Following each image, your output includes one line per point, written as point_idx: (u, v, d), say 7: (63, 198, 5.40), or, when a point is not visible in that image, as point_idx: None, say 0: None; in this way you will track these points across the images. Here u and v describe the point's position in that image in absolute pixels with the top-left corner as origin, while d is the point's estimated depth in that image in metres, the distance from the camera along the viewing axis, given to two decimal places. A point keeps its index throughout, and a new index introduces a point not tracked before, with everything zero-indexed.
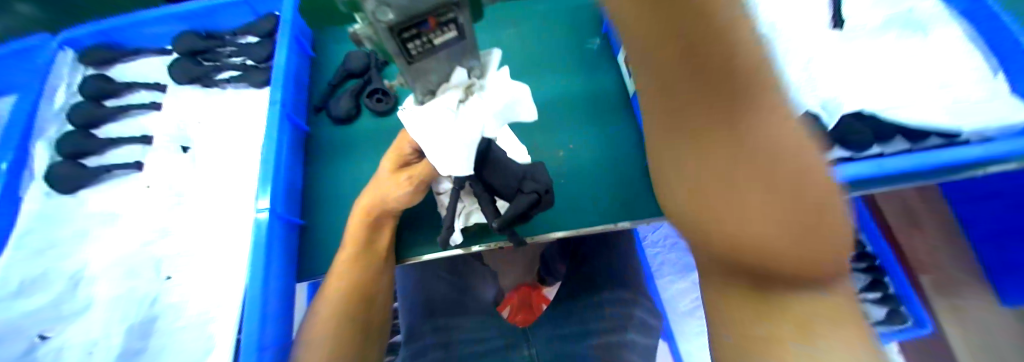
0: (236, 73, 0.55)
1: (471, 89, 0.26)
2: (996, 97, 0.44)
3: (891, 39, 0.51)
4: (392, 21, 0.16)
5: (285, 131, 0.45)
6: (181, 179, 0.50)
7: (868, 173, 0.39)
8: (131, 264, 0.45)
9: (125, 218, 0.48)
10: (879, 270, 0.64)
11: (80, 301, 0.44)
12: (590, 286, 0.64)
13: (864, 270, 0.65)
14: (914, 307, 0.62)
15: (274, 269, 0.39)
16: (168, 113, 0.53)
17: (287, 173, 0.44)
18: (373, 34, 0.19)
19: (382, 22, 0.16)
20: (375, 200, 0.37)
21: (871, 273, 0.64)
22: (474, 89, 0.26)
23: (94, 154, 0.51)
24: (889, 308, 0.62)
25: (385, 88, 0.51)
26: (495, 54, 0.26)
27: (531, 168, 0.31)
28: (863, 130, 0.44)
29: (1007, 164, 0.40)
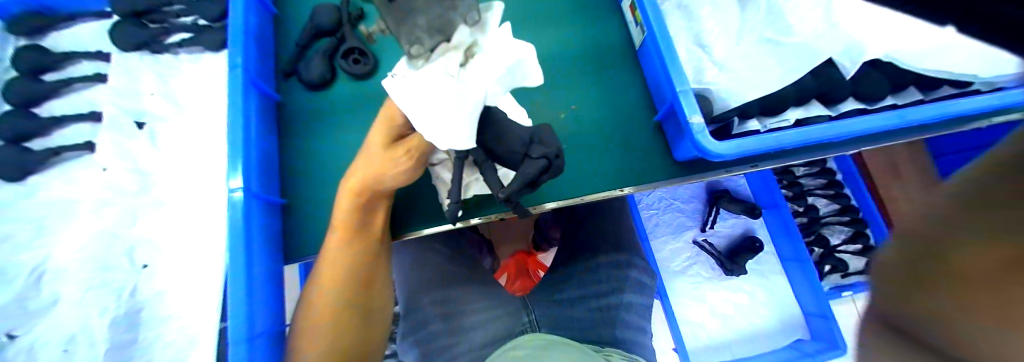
0: (188, 35, 0.48)
1: (471, 50, 0.24)
2: None
3: None
4: None
5: (251, 100, 0.40)
6: (142, 160, 0.45)
7: (823, 137, 0.35)
8: (102, 255, 0.42)
9: (85, 204, 0.43)
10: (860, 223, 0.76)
11: (46, 297, 0.40)
12: (588, 250, 0.62)
13: (847, 223, 0.77)
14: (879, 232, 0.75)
15: (258, 254, 0.36)
16: (113, 84, 0.46)
17: (260, 148, 0.40)
18: None
19: None
20: (366, 179, 0.32)
21: (853, 226, 0.77)
22: (474, 51, 0.24)
23: (38, 135, 0.45)
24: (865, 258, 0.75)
25: (363, 48, 0.46)
26: (497, 8, 0.23)
27: (539, 131, 0.27)
28: (882, 82, 0.39)
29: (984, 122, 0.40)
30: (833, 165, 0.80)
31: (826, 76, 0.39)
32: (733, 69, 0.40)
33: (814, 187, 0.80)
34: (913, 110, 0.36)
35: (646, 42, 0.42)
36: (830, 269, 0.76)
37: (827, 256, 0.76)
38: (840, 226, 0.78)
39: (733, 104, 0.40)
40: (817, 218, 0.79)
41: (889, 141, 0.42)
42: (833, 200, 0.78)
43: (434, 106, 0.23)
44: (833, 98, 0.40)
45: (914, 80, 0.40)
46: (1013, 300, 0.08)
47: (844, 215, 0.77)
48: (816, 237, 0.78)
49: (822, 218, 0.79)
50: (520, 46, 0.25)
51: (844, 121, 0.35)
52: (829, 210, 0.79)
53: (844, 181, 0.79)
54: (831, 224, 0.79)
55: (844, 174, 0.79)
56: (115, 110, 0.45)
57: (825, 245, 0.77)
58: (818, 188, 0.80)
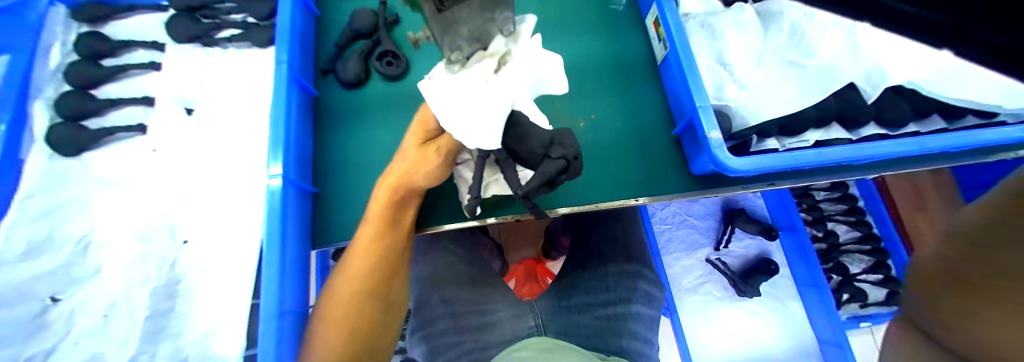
0: (237, 31, 0.51)
1: (505, 56, 0.26)
2: None
3: None
4: None
5: (294, 96, 0.43)
6: (188, 144, 0.48)
7: (847, 158, 0.36)
8: (147, 229, 0.45)
9: (129, 183, 0.47)
10: (882, 253, 0.75)
11: (89, 265, 0.43)
12: (595, 258, 0.63)
13: (867, 252, 0.76)
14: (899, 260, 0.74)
15: (291, 239, 0.39)
16: (166, 73, 0.50)
17: (298, 141, 0.43)
18: None
19: None
20: (404, 176, 0.34)
21: (875, 255, 0.75)
22: (507, 57, 0.26)
23: (94, 116, 0.49)
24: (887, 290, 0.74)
25: (396, 51, 0.48)
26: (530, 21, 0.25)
27: (559, 132, 0.28)
28: (903, 108, 0.40)
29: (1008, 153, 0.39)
30: (854, 191, 0.79)
31: (846, 99, 0.40)
32: (756, 87, 0.41)
33: (836, 212, 0.79)
34: (934, 138, 0.36)
35: (669, 58, 0.44)
36: (847, 298, 0.74)
37: (845, 284, 0.75)
38: (861, 254, 0.76)
39: (752, 123, 0.40)
40: (836, 245, 0.77)
41: (909, 168, 0.42)
42: (854, 227, 0.77)
43: (471, 107, 0.24)
44: (855, 121, 0.41)
45: (938, 108, 0.40)
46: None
47: (864, 243, 0.76)
48: (835, 264, 0.76)
49: (841, 245, 0.78)
50: (548, 56, 0.27)
51: (867, 144, 0.36)
52: (848, 238, 0.78)
53: (867, 207, 0.77)
54: (851, 252, 0.77)
55: (866, 199, 0.78)
56: (168, 98, 0.49)
57: (843, 272, 0.76)
58: (839, 214, 0.79)
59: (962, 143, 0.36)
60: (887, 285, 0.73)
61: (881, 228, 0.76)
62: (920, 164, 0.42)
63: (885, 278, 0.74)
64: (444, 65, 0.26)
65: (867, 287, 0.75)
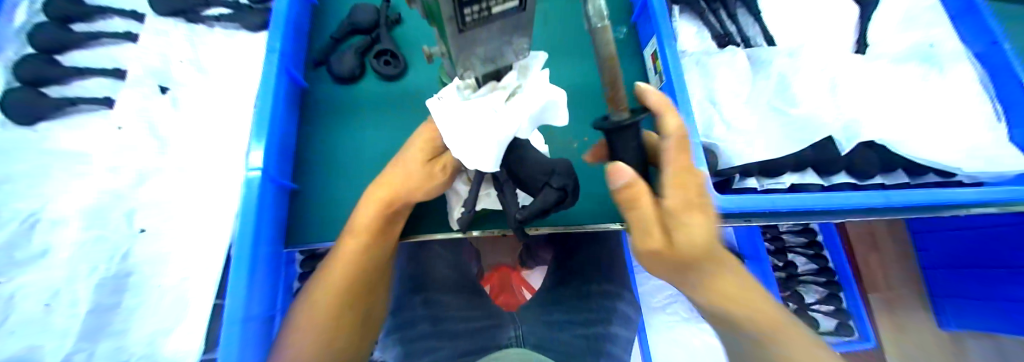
0: (227, 10, 0.50)
1: (514, 91, 0.26)
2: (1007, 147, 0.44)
3: (910, 70, 0.50)
4: None
5: (281, 86, 0.41)
6: (160, 124, 0.45)
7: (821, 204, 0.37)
8: (101, 214, 0.40)
9: (94, 159, 0.43)
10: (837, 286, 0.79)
11: (36, 247, 0.38)
12: (578, 277, 0.64)
13: (822, 284, 0.80)
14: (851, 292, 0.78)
15: (266, 235, 0.37)
16: (142, 45, 0.47)
17: (281, 134, 0.41)
18: None
19: None
20: (398, 190, 0.33)
21: (829, 287, 0.80)
22: (517, 92, 0.26)
23: (55, 83, 0.45)
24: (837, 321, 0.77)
25: (395, 50, 0.47)
26: (539, 58, 0.26)
27: (559, 163, 0.27)
28: (872, 160, 0.42)
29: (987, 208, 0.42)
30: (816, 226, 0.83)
31: (823, 149, 0.42)
32: (740, 128, 0.44)
33: (796, 244, 0.84)
34: (898, 192, 0.38)
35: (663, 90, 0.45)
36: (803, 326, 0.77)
37: (800, 312, 0.78)
38: (815, 286, 0.81)
39: (736, 162, 0.41)
40: (794, 275, 0.82)
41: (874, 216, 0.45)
42: (812, 259, 0.82)
43: (476, 131, 0.24)
44: (831, 167, 0.42)
45: (904, 164, 0.44)
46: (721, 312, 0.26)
47: (820, 275, 0.80)
48: (792, 293, 0.80)
49: (799, 276, 0.82)
50: (553, 89, 0.27)
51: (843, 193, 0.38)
52: (806, 269, 0.83)
53: (827, 245, 0.81)
54: (808, 283, 0.82)
55: (825, 234, 0.82)
56: (141, 72, 0.46)
57: (799, 301, 0.79)
58: (799, 246, 0.84)
59: (925, 198, 0.39)
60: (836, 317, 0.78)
61: (835, 263, 0.80)
62: (883, 213, 0.45)
63: (836, 309, 0.78)
64: (459, 92, 0.26)
65: (819, 316, 0.79)
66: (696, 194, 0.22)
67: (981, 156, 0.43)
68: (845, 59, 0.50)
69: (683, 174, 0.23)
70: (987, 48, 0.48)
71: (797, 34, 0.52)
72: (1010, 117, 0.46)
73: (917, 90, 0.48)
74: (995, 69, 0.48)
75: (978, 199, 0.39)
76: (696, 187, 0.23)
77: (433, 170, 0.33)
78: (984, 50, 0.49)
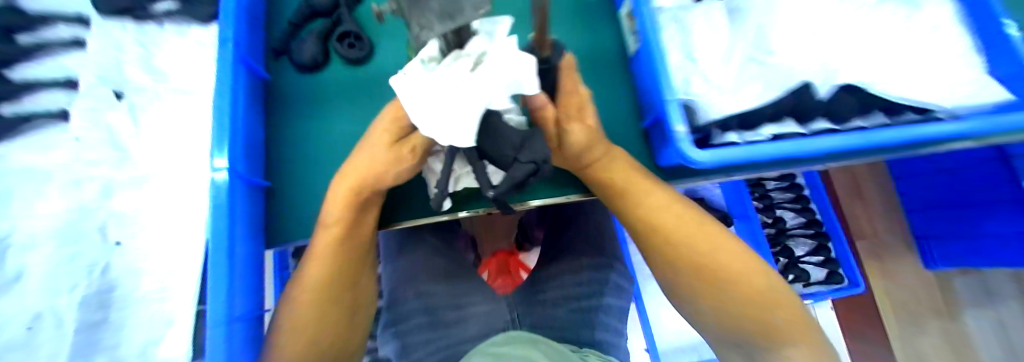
0: (173, 5, 0.47)
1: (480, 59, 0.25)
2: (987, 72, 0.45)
3: (886, 7, 0.49)
4: None
5: (239, 79, 0.39)
6: (121, 133, 0.43)
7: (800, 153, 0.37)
8: (72, 231, 0.39)
9: (57, 174, 0.40)
10: (824, 236, 0.81)
11: (9, 269, 0.36)
12: (569, 253, 0.64)
13: (811, 236, 0.82)
14: (840, 244, 0.79)
15: (241, 236, 0.35)
16: (91, 51, 0.44)
17: (245, 129, 0.39)
18: None
19: None
20: (363, 177, 0.32)
21: (817, 239, 0.81)
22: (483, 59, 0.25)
23: (4, 100, 0.42)
24: (827, 270, 0.79)
25: (359, 32, 0.45)
26: (506, 23, 0.25)
27: (529, 135, 0.29)
28: (847, 103, 0.44)
29: (969, 142, 0.43)
30: (802, 180, 0.85)
31: (805, 98, 0.41)
32: (716, 82, 0.43)
33: (784, 201, 0.86)
34: (878, 131, 0.37)
35: (638, 50, 0.44)
36: (793, 279, 0.79)
37: (791, 266, 0.81)
38: (805, 238, 0.83)
39: (713, 116, 0.41)
40: (784, 230, 0.84)
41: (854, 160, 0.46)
42: (799, 213, 0.84)
43: (445, 107, 0.23)
44: (805, 115, 0.43)
45: (882, 106, 0.45)
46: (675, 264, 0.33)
47: (809, 228, 0.82)
48: (782, 248, 0.83)
49: (788, 230, 0.84)
50: (522, 57, 0.25)
51: (823, 137, 0.37)
52: (795, 223, 0.85)
53: (813, 197, 0.84)
54: (796, 236, 0.84)
55: (812, 189, 0.84)
56: (93, 78, 0.43)
57: (790, 256, 0.82)
58: (787, 201, 0.86)
59: (903, 136, 0.38)
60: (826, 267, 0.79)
61: (821, 214, 0.82)
62: (860, 157, 0.45)
63: (825, 260, 0.80)
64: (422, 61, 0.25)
65: (806, 266, 0.81)
66: (575, 107, 0.33)
67: (962, 85, 0.43)
68: (821, 2, 0.49)
69: (568, 96, 0.33)
70: None
71: None
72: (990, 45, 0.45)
73: (892, 27, 0.48)
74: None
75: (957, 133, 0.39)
76: (577, 102, 0.33)
77: (400, 152, 0.31)
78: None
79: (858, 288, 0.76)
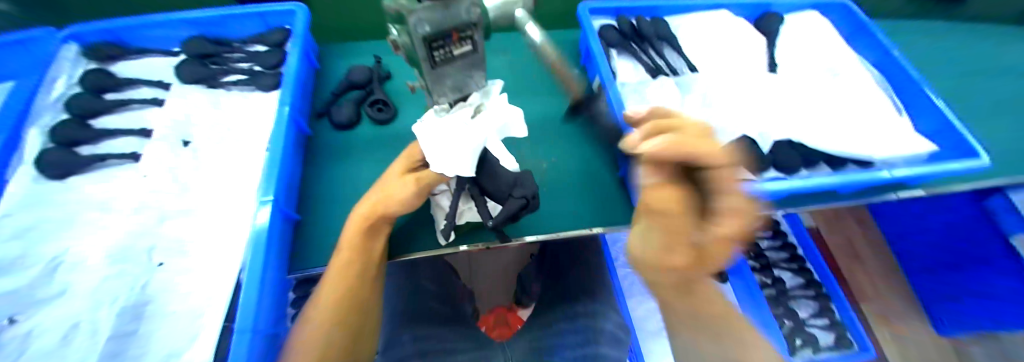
0: (242, 77, 0.58)
1: (478, 109, 0.34)
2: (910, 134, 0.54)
3: (817, 82, 0.60)
4: (427, 32, 0.19)
5: (291, 133, 0.48)
6: (179, 172, 0.51)
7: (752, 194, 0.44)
8: (124, 252, 0.45)
9: (120, 205, 0.48)
10: (825, 297, 0.79)
11: (56, 286, 0.42)
12: (565, 300, 0.67)
13: (811, 297, 0.80)
14: (841, 304, 0.78)
15: (272, 261, 0.41)
16: (169, 108, 0.55)
17: (289, 171, 0.47)
18: (407, 42, 0.22)
19: (420, 33, 0.19)
20: (378, 204, 0.39)
21: (818, 300, 0.80)
22: (481, 108, 0.34)
23: (89, 143, 0.52)
24: (835, 333, 0.76)
25: (387, 100, 0.57)
26: (498, 83, 0.34)
27: (520, 176, 0.38)
28: (792, 154, 0.51)
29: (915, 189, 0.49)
30: (792, 239, 0.88)
31: (749, 150, 0.51)
32: None
33: (780, 260, 0.87)
34: (814, 178, 0.45)
35: (608, 116, 0.54)
36: (802, 343, 0.75)
37: (798, 329, 0.77)
38: (807, 299, 0.81)
39: None
40: (785, 290, 0.82)
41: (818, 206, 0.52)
42: (798, 273, 0.83)
43: (452, 143, 0.32)
44: (757, 166, 0.50)
45: (824, 158, 0.52)
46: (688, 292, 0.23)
47: (809, 288, 0.81)
48: (786, 309, 0.79)
49: (789, 291, 0.82)
50: (511, 111, 0.35)
51: (771, 182, 0.45)
52: (794, 283, 0.83)
53: (807, 256, 0.85)
54: (799, 297, 0.82)
55: (804, 248, 0.86)
56: (165, 131, 0.53)
57: (794, 318, 0.78)
58: (783, 261, 0.86)
59: (845, 181, 0.45)
60: (833, 330, 0.77)
61: (820, 275, 0.82)
62: (822, 202, 0.51)
63: (831, 322, 0.77)
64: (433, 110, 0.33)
65: (813, 330, 0.77)
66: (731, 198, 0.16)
67: (891, 144, 0.52)
68: (761, 79, 0.59)
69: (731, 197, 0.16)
70: (880, 57, 0.63)
71: (720, 62, 0.62)
72: (890, 115, 0.56)
73: (823, 98, 0.58)
74: (891, 73, 0.61)
75: (889, 179, 0.46)
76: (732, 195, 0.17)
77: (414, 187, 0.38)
78: (877, 59, 0.63)
79: (870, 353, 0.72)
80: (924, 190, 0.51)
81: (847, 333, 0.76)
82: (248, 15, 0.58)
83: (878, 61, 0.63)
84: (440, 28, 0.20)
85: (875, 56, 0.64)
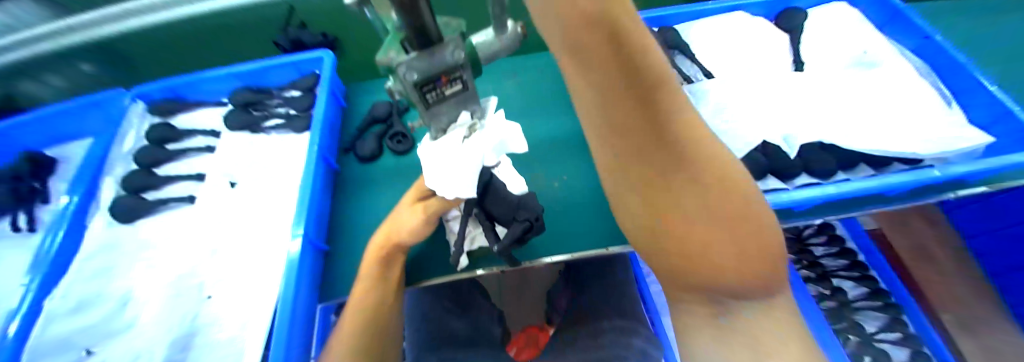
0: (280, 121, 0.64)
1: (474, 127, 0.32)
2: (968, 129, 0.48)
3: (847, 79, 0.57)
4: (416, 79, 0.21)
5: (319, 169, 0.53)
6: (226, 210, 0.57)
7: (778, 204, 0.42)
8: (179, 286, 0.51)
9: (178, 243, 0.54)
10: (896, 307, 0.71)
11: (125, 320, 0.49)
12: (591, 317, 0.65)
13: (879, 308, 0.72)
14: (915, 315, 0.69)
15: (303, 290, 0.44)
16: (219, 154, 0.62)
17: (318, 206, 0.51)
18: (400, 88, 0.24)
19: (409, 80, 0.20)
20: (392, 233, 0.41)
21: (889, 311, 0.71)
22: (476, 127, 0.32)
23: (153, 189, 0.59)
24: (911, 349, 0.67)
25: (405, 132, 0.60)
26: (492, 102, 0.34)
27: (525, 199, 0.39)
28: (825, 158, 0.48)
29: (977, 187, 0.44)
30: (851, 244, 0.78)
31: (775, 156, 0.48)
32: None
33: (837, 268, 0.77)
34: (847, 184, 0.42)
35: None
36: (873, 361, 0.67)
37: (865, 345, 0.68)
38: (873, 311, 0.72)
39: None
40: (846, 302, 0.73)
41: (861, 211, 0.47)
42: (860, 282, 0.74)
43: (451, 165, 0.32)
44: (785, 173, 0.48)
45: (863, 158, 0.48)
46: (680, 200, 0.23)
47: (875, 298, 0.72)
48: (848, 324, 0.71)
49: (852, 303, 0.73)
50: (506, 128, 0.32)
51: (795, 191, 0.43)
52: (858, 294, 0.74)
53: (871, 264, 0.75)
54: (863, 309, 0.72)
55: (866, 253, 0.77)
56: (217, 174, 0.60)
57: (860, 332, 0.70)
58: (842, 269, 0.77)
59: (882, 185, 0.42)
60: (907, 345, 0.68)
61: (886, 282, 0.73)
62: (865, 208, 0.47)
63: (904, 336, 0.69)
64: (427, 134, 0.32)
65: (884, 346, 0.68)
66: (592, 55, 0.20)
67: (946, 143, 0.47)
68: (786, 78, 0.57)
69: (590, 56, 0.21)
70: (921, 44, 0.58)
71: (737, 67, 0.61)
72: (937, 109, 0.51)
73: (856, 96, 0.55)
74: (937, 59, 0.56)
75: (938, 178, 0.42)
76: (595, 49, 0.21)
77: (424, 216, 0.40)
78: (917, 46, 0.59)
79: None
80: (990, 188, 0.45)
81: (925, 348, 0.67)
82: (283, 65, 0.64)
83: (919, 48, 0.59)
84: (428, 74, 0.21)
85: (915, 45, 0.59)
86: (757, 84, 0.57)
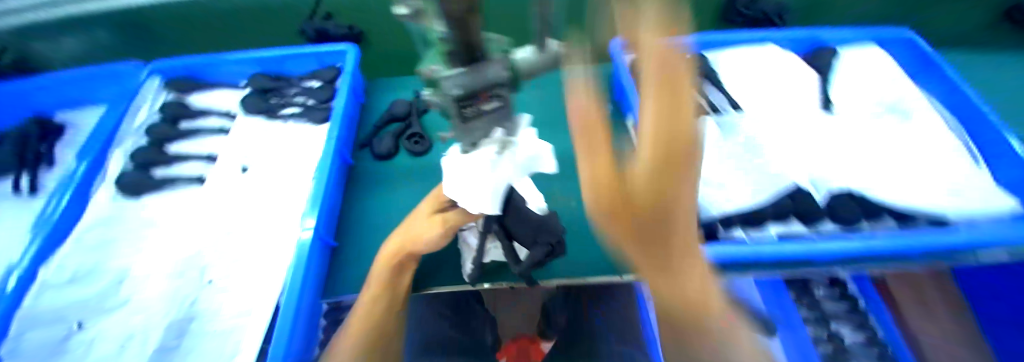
0: (297, 110, 0.63)
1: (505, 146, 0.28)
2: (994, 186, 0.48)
3: (870, 125, 0.57)
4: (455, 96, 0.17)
5: (335, 163, 0.52)
6: (235, 195, 0.56)
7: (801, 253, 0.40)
8: (181, 268, 0.49)
9: (184, 223, 0.53)
10: None
11: (121, 298, 0.48)
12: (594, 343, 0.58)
13: None
14: None
15: (309, 286, 0.43)
16: (232, 137, 0.61)
17: (331, 200, 0.50)
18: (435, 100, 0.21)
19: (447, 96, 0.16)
20: (406, 242, 0.40)
21: None
22: (509, 145, 0.28)
23: (162, 165, 0.58)
24: None
25: (423, 133, 0.59)
26: (524, 118, 0.32)
27: (546, 220, 0.39)
28: (852, 207, 0.46)
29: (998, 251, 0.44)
30: None
31: (801, 199, 0.47)
32: (718, 183, 0.50)
33: None
34: (874, 239, 0.40)
35: None
36: None
37: None
38: None
39: (714, 212, 0.46)
40: None
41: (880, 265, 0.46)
42: None
43: (479, 181, 0.31)
44: (807, 216, 0.46)
45: (887, 210, 0.46)
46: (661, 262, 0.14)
47: None
48: None
49: None
50: (538, 147, 0.33)
51: (821, 241, 0.41)
52: None
53: (869, 309, 0.59)
54: None
55: None
56: (230, 158, 0.59)
57: None
58: None
59: (910, 243, 0.41)
60: None
61: None
62: (886, 262, 0.45)
63: None
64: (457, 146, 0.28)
65: None
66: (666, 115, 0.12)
67: (974, 199, 0.46)
68: (810, 120, 0.57)
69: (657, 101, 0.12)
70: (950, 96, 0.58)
71: (763, 100, 0.60)
72: (964, 163, 0.51)
73: (881, 142, 0.55)
74: (964, 113, 0.56)
75: (967, 242, 0.41)
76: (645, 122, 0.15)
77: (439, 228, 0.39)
78: (946, 96, 0.59)
79: None
80: (1009, 253, 0.45)
81: None
82: (305, 55, 0.63)
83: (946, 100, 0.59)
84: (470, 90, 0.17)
85: (944, 98, 0.59)
86: (781, 122, 0.57)
